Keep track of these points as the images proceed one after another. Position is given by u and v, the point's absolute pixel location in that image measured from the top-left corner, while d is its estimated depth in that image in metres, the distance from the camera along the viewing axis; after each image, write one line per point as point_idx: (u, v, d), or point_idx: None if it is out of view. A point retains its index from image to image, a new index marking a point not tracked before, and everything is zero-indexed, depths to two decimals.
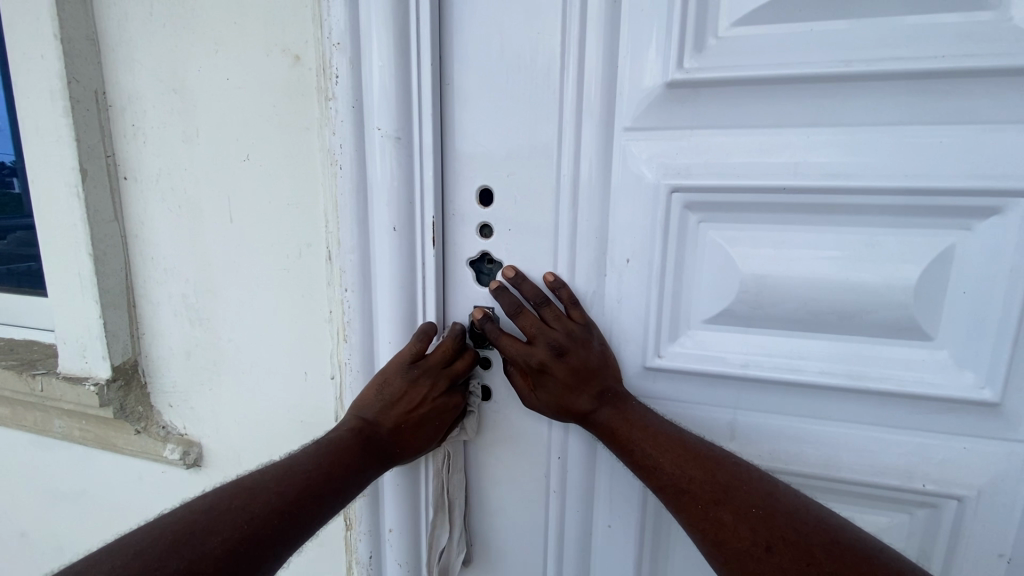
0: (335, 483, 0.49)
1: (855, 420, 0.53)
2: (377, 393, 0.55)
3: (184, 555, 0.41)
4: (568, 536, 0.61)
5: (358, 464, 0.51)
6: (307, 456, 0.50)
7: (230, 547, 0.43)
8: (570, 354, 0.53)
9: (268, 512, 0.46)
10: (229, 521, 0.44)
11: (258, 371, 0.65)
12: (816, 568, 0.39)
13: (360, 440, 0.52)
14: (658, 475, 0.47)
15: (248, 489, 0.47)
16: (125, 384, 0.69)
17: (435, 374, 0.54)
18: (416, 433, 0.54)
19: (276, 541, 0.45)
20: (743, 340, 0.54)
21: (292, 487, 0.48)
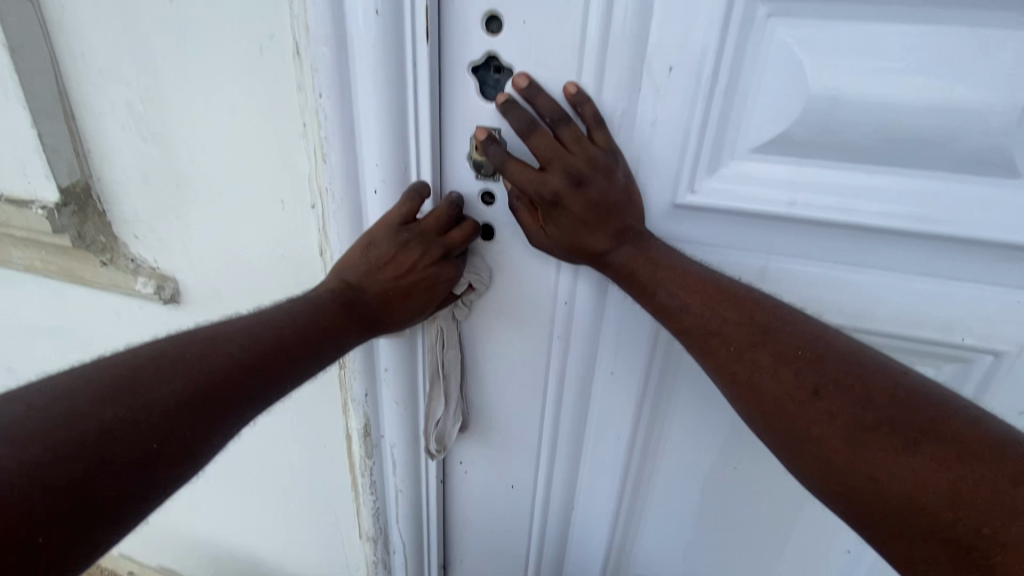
0: (307, 348, 0.45)
1: (905, 269, 0.47)
2: (361, 257, 0.48)
3: (126, 402, 0.37)
4: (568, 381, 0.58)
5: (336, 331, 0.47)
6: (279, 314, 0.46)
7: (184, 399, 0.39)
8: (589, 185, 0.44)
9: (229, 368, 0.41)
10: (184, 370, 0.40)
11: (227, 200, 0.57)
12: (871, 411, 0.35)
13: (341, 305, 0.48)
14: (687, 317, 0.42)
15: (208, 341, 0.42)
16: (79, 210, 0.61)
17: (427, 242, 0.48)
18: (404, 305, 0.49)
19: (238, 399, 0.42)
20: (795, 173, 0.46)
21: (259, 344, 0.43)
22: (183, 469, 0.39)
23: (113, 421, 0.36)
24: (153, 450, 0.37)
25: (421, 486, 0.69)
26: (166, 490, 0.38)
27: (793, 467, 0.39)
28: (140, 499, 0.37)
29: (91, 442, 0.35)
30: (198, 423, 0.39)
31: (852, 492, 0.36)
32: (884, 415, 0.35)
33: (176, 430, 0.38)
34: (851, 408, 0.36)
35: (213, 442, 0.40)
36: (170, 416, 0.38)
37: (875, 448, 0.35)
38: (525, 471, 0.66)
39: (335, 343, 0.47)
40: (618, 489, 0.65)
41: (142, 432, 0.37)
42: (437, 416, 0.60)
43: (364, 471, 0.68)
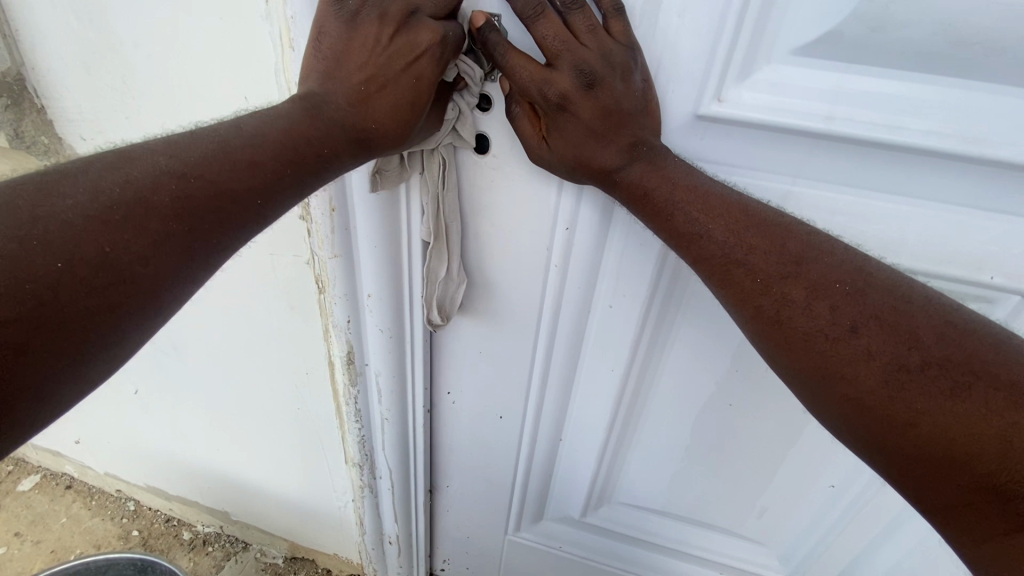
0: (260, 160, 0.38)
1: (942, 199, 0.42)
2: (316, 55, 0.40)
3: (11, 213, 0.31)
4: (563, 313, 0.55)
5: (297, 138, 0.39)
6: (223, 127, 0.39)
7: (95, 214, 0.33)
8: (602, 87, 0.38)
9: (152, 180, 0.35)
10: (97, 183, 0.34)
11: (185, 95, 0.49)
12: (916, 350, 0.32)
13: (306, 110, 0.39)
14: (707, 243, 0.37)
15: (126, 154, 0.36)
16: (13, 103, 0.54)
17: (380, 4, 0.39)
18: (388, 96, 0.40)
19: (172, 217, 0.35)
20: (839, 81, 0.40)
21: (192, 156, 0.36)
22: (108, 294, 0.33)
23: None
24: (57, 269, 0.32)
25: (407, 416, 0.67)
26: (100, 322, 0.33)
27: (817, 408, 0.36)
28: (59, 327, 0.32)
29: None
30: (116, 242, 0.33)
31: (885, 436, 0.33)
32: (931, 357, 0.32)
33: (87, 247, 0.33)
34: (892, 347, 0.33)
35: (151, 267, 0.35)
36: (72, 230, 0.32)
37: (916, 393, 0.32)
38: (514, 403, 0.64)
39: (304, 157, 0.39)
40: (608, 420, 0.63)
41: (42, 248, 0.31)
42: (438, 277, 0.53)
43: (349, 400, 0.66)
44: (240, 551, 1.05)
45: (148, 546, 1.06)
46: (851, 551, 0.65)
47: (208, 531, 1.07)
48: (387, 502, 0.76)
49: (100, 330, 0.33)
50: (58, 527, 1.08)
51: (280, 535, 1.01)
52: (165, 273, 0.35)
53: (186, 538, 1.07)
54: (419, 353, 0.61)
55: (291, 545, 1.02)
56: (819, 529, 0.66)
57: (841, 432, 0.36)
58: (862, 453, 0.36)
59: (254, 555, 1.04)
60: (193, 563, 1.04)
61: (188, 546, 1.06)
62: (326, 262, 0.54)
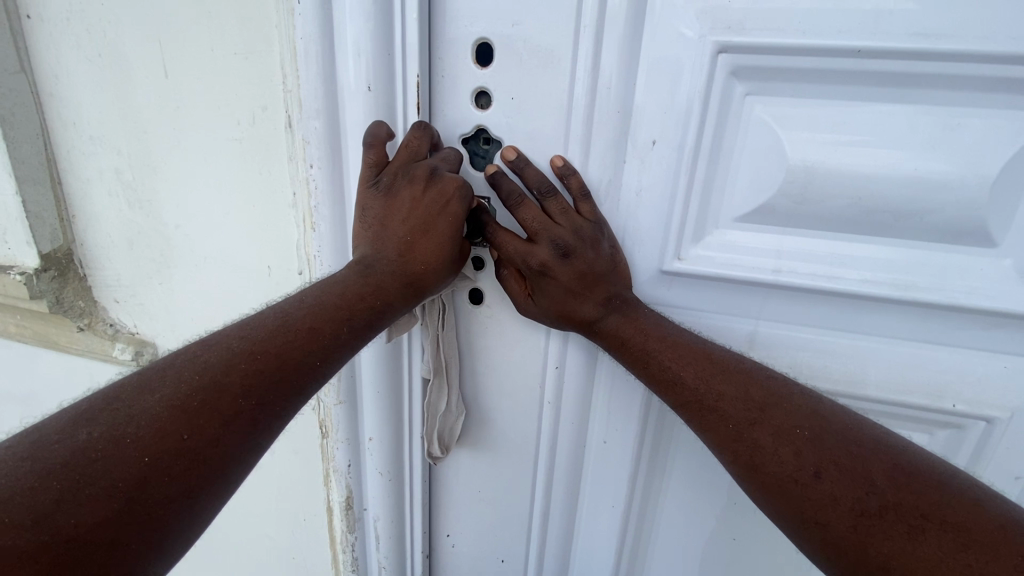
0: (320, 327, 0.42)
1: (891, 334, 0.47)
2: (366, 223, 0.46)
3: (104, 421, 0.35)
4: (558, 451, 0.57)
5: (353, 298, 0.43)
6: (286, 302, 0.44)
7: (174, 405, 0.36)
8: (576, 254, 0.45)
9: (226, 363, 0.39)
10: (180, 372, 0.38)
11: (215, 265, 0.56)
12: (877, 495, 0.34)
13: (360, 272, 0.45)
14: (678, 390, 0.41)
15: (203, 343, 0.40)
16: (59, 275, 0.60)
17: (405, 172, 0.44)
18: (433, 239, 0.45)
19: (243, 395, 0.38)
20: (779, 242, 0.46)
21: (261, 335, 0.41)
22: (188, 477, 0.36)
23: (94, 442, 0.34)
24: (141, 464, 0.34)
25: (405, 563, 0.65)
26: (176, 507, 0.35)
27: (803, 548, 0.37)
28: (144, 519, 0.34)
29: (73, 462, 0.33)
30: (193, 427, 0.36)
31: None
32: (888, 500, 0.34)
33: (168, 439, 0.35)
34: (854, 492, 0.35)
35: (226, 446, 0.37)
36: (156, 423, 0.36)
37: (882, 538, 0.34)
38: (515, 545, 0.63)
39: (360, 314, 0.44)
40: (613, 560, 0.61)
41: (128, 447, 0.34)
42: (439, 410, 0.55)
43: (346, 547, 0.64)
44: None
45: None
46: None
47: None
48: None
49: (179, 513, 0.35)
50: None
51: None
52: (236, 447, 0.38)
53: None
54: (417, 495, 0.61)
55: None
56: None
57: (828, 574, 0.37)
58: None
59: None
60: None
61: None
62: (331, 407, 0.57)
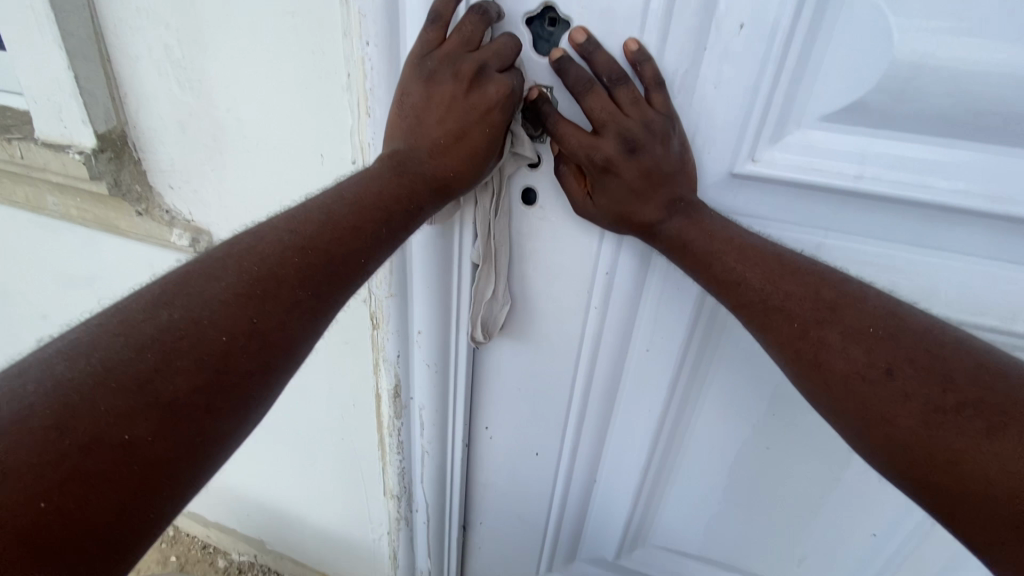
0: (364, 225, 0.43)
1: (971, 252, 0.45)
2: (403, 112, 0.45)
3: (181, 305, 0.37)
4: (601, 356, 0.58)
5: (388, 198, 0.44)
6: (325, 198, 0.44)
7: (240, 293, 0.39)
8: (643, 150, 0.42)
9: (279, 257, 0.41)
10: (238, 264, 0.40)
11: (266, 152, 0.55)
12: (955, 394, 0.34)
13: (394, 169, 0.45)
14: (742, 291, 0.40)
15: (253, 237, 0.42)
16: (115, 157, 0.60)
17: (453, 62, 0.42)
18: (465, 146, 0.45)
19: (298, 286, 0.41)
20: (865, 146, 0.43)
21: (310, 231, 0.42)
22: (260, 355, 0.39)
23: (177, 323, 0.37)
24: (223, 342, 0.38)
25: (447, 450, 0.70)
26: (256, 379, 0.39)
27: (856, 443, 0.37)
28: (228, 390, 0.38)
29: (156, 343, 0.36)
30: (262, 312, 0.39)
31: (926, 474, 0.34)
32: (967, 398, 0.34)
33: (240, 321, 0.39)
34: (928, 389, 0.35)
35: (291, 330, 0.41)
36: (227, 307, 0.38)
37: (953, 432, 0.33)
38: (549, 440, 0.66)
39: (394, 216, 0.44)
40: (645, 459, 0.64)
41: (208, 328, 0.37)
42: (484, 298, 0.55)
43: (392, 432, 0.69)
44: None
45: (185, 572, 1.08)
46: None
47: (241, 562, 1.08)
48: (423, 534, 0.78)
49: (256, 386, 0.39)
50: None
51: (314, 567, 1.01)
52: (301, 330, 0.41)
53: (221, 565, 1.09)
54: (460, 388, 0.64)
55: None
56: None
57: (883, 468, 0.37)
58: (904, 489, 0.37)
59: None
60: None
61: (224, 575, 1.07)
62: (383, 300, 0.59)
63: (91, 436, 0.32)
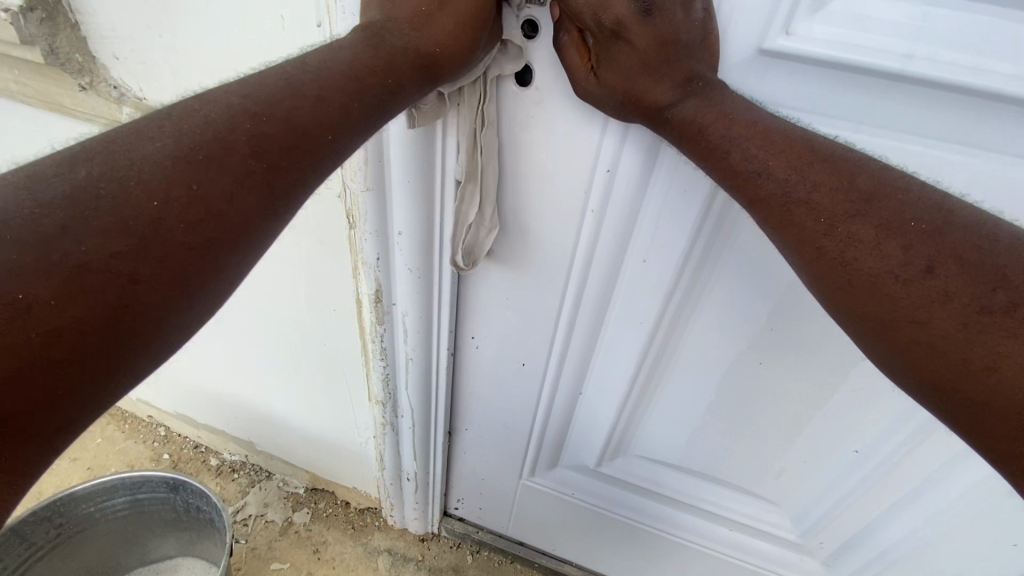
0: (326, 100, 0.38)
1: (1018, 153, 0.39)
2: None
3: (102, 163, 0.33)
4: (596, 261, 0.54)
5: (356, 69, 0.39)
6: (283, 71, 0.39)
7: (176, 155, 0.34)
8: (662, 11, 0.35)
9: (224, 123, 0.36)
10: (177, 127, 0.35)
11: (219, 13, 0.47)
12: (1004, 292, 0.30)
13: (369, 41, 0.40)
14: (763, 183, 0.35)
15: (195, 104, 0.36)
16: (48, 18, 0.52)
17: None
18: (451, 10, 0.39)
19: (248, 158, 0.36)
20: (922, 16, 0.36)
21: (259, 99, 0.37)
22: (202, 227, 0.34)
23: (96, 182, 0.32)
24: (154, 207, 0.33)
25: (431, 358, 0.68)
26: (198, 256, 0.34)
27: (878, 350, 0.34)
28: (159, 259, 0.33)
29: (72, 196, 0.31)
30: (206, 179, 0.35)
31: (958, 383, 0.31)
32: (1019, 297, 0.30)
33: (176, 185, 0.34)
34: (972, 287, 0.31)
35: (239, 206, 0.36)
36: (163, 170, 0.34)
37: (1000, 336, 0.30)
38: (537, 349, 0.64)
39: (366, 89, 0.39)
40: (633, 371, 0.63)
41: (138, 189, 0.33)
42: (469, 220, 0.52)
43: (375, 337, 0.67)
44: (264, 480, 1.08)
45: (178, 468, 1.10)
46: (865, 517, 0.65)
47: (233, 460, 1.11)
48: (407, 438, 0.79)
49: (196, 261, 0.34)
50: (93, 446, 1.12)
51: (303, 467, 1.03)
52: (254, 210, 0.36)
53: (214, 464, 1.11)
54: (445, 295, 0.60)
55: (312, 477, 1.04)
56: (835, 493, 0.65)
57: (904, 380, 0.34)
58: (924, 403, 0.34)
59: (277, 484, 1.07)
60: (220, 487, 1.08)
61: (216, 472, 1.10)
62: (358, 196, 0.53)
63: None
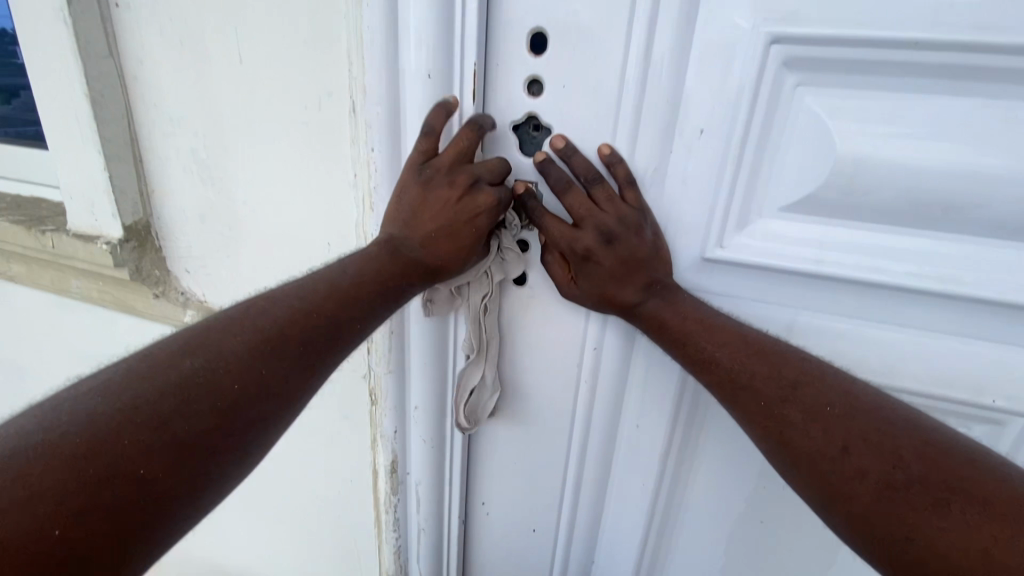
0: (364, 291, 0.47)
1: (934, 329, 0.48)
2: (397, 211, 0.49)
3: (200, 355, 0.40)
4: (592, 429, 0.59)
5: (386, 274, 0.48)
6: (331, 269, 0.48)
7: (252, 349, 0.42)
8: (620, 241, 0.46)
9: (284, 319, 0.44)
10: (251, 324, 0.43)
11: (278, 239, 0.60)
12: (903, 471, 0.36)
13: (389, 253, 0.49)
14: (713, 369, 0.43)
15: (266, 301, 0.45)
16: (139, 246, 0.66)
17: (450, 173, 0.47)
18: (454, 241, 0.48)
19: (300, 350, 0.44)
20: (823, 233, 0.47)
21: (310, 298, 0.46)
22: (263, 406, 0.42)
23: (196, 372, 0.39)
24: (233, 392, 0.40)
25: (443, 529, 0.69)
26: (257, 431, 0.41)
27: (821, 509, 0.39)
28: (231, 436, 0.40)
29: (178, 386, 0.38)
30: (270, 369, 0.42)
31: (889, 550, 0.36)
32: (915, 474, 0.36)
33: (252, 373, 0.41)
34: (881, 465, 0.37)
35: (287, 388, 0.43)
36: (242, 362, 0.41)
37: (906, 508, 0.35)
38: (546, 517, 0.66)
39: (394, 285, 0.48)
40: (642, 535, 0.64)
41: (224, 376, 0.40)
42: (473, 382, 0.58)
43: (390, 508, 0.69)
44: None
45: None
46: None
47: None
48: None
49: (255, 433, 0.41)
50: None
51: None
52: (298, 389, 0.44)
53: None
54: (456, 460, 0.64)
55: None
56: None
57: (850, 544, 0.39)
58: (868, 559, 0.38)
59: None
60: None
61: None
62: (382, 377, 0.61)
63: (112, 467, 0.34)
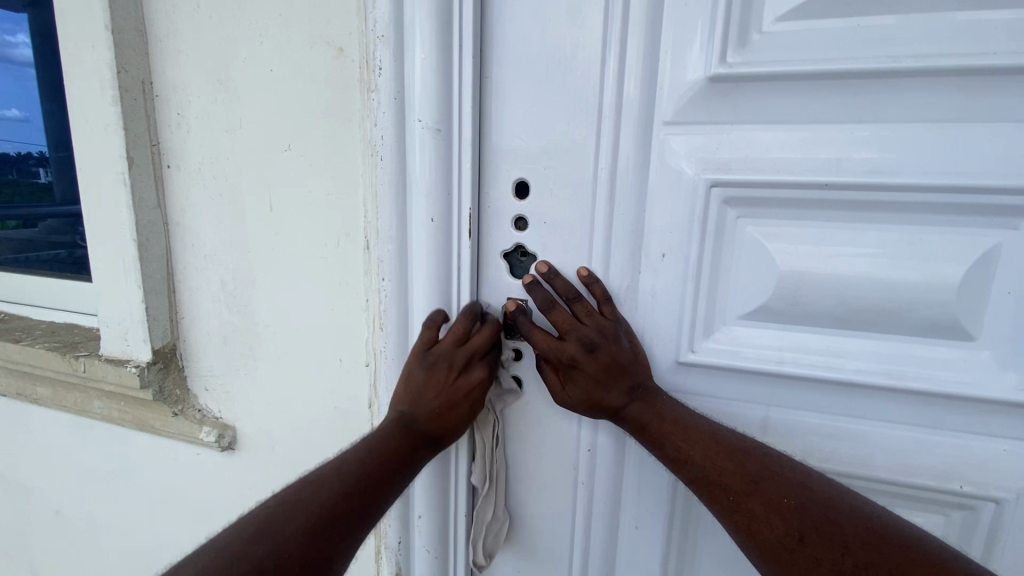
0: (391, 467, 0.52)
1: (893, 420, 0.52)
2: (405, 388, 0.55)
3: (262, 544, 0.45)
4: (593, 530, 0.61)
5: (406, 450, 0.53)
6: (361, 448, 0.52)
7: (311, 529, 0.46)
8: (601, 349, 0.52)
9: (333, 498, 0.48)
10: (302, 507, 0.47)
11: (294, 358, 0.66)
12: (851, 558, 0.42)
13: (401, 427, 0.54)
14: (689, 468, 0.48)
15: (312, 482, 0.49)
16: (164, 367, 0.71)
17: (449, 356, 0.53)
18: (454, 414, 0.54)
19: (348, 522, 0.48)
20: (779, 335, 0.54)
21: (351, 477, 0.50)
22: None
23: (264, 562, 0.44)
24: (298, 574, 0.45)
25: None
26: None
27: None
28: None
29: None
30: (326, 546, 0.47)
31: None
32: (861, 560, 0.41)
33: (310, 556, 0.46)
34: (833, 553, 0.42)
35: (341, 554, 0.48)
36: (301, 544, 0.45)
37: None
38: None
39: (412, 455, 0.53)
40: None
41: (289, 563, 0.44)
42: (485, 518, 0.62)
43: None
44: None
45: None
46: None
47: None
48: None
49: None
50: None
51: None
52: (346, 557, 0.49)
53: None
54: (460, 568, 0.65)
55: None
56: None
57: None
58: None
59: None
60: None
61: None
62: None
63: None
